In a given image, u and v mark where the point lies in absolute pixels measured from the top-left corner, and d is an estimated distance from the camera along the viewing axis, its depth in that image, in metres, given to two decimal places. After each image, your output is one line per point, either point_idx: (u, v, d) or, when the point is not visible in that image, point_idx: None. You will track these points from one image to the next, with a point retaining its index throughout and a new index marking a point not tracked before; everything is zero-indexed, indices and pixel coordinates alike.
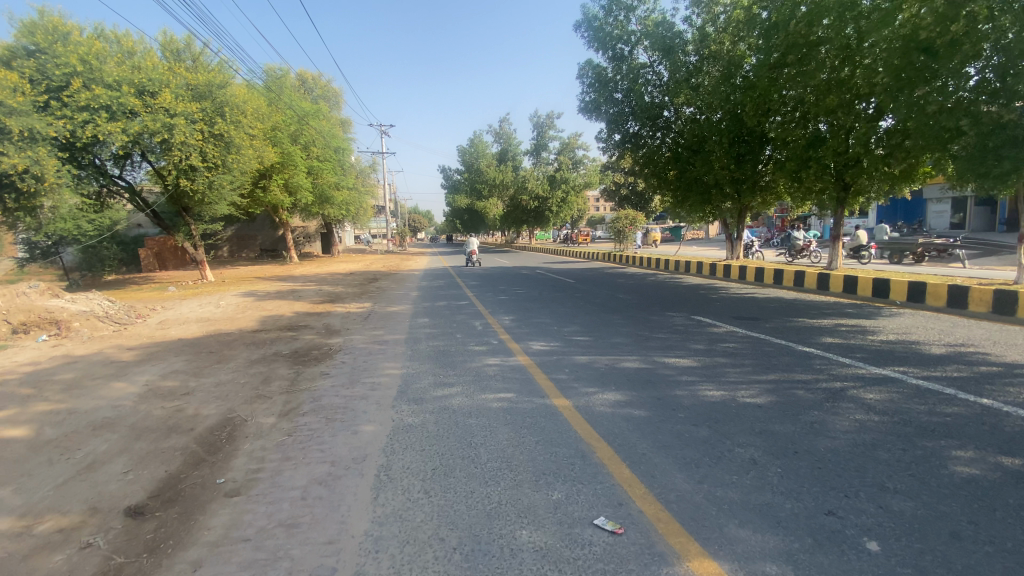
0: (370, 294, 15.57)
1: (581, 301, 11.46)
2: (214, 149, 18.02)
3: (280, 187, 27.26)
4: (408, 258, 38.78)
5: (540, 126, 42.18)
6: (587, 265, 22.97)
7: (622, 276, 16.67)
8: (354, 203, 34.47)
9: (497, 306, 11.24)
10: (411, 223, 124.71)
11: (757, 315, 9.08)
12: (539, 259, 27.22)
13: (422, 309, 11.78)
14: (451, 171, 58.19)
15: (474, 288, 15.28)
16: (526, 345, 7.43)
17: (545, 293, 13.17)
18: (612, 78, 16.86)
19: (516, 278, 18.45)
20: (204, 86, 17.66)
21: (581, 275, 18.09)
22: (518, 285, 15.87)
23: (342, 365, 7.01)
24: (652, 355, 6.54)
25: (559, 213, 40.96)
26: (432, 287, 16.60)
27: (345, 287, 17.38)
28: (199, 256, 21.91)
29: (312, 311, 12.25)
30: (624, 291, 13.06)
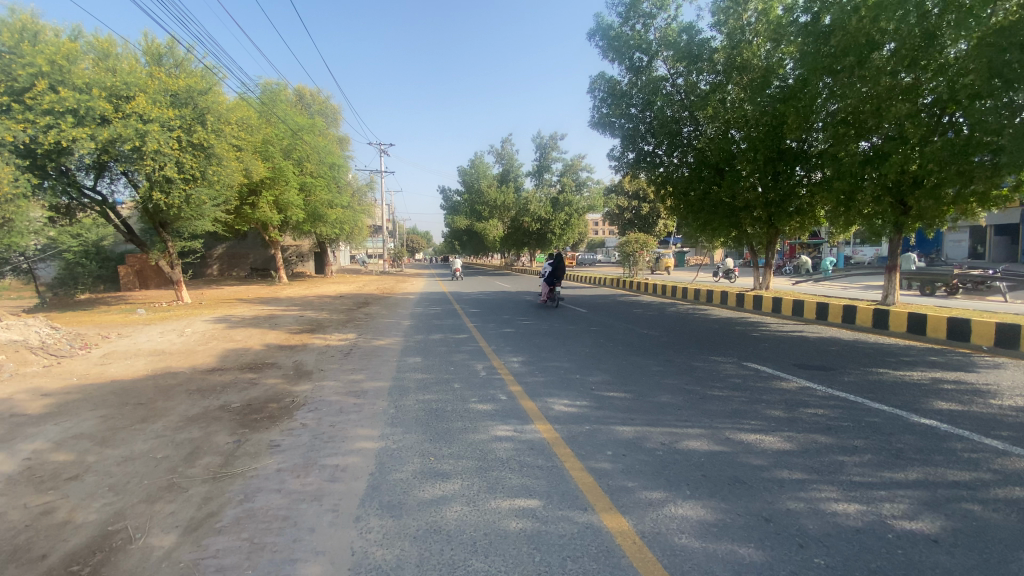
0: (357, 322, 13.83)
1: (600, 337, 9.75)
2: (193, 160, 16.36)
3: (268, 204, 25.68)
4: (404, 280, 37.14)
5: (543, 147, 40.92)
6: (595, 292, 21.26)
7: (639, 306, 14.97)
8: (349, 222, 32.89)
9: (503, 342, 9.51)
10: (410, 243, 123.15)
11: (824, 363, 7.38)
12: (543, 284, 25.53)
13: (413, 342, 10.03)
14: (451, 192, 56.97)
15: (473, 317, 13.52)
16: (544, 405, 5.69)
17: (556, 325, 11.44)
18: (628, 91, 15.46)
19: (520, 305, 16.73)
20: (184, 92, 16.12)
21: (592, 303, 16.39)
22: (523, 313, 14.15)
23: (302, 432, 5.26)
24: (721, 428, 4.82)
25: (561, 236, 39.46)
26: (427, 314, 14.85)
27: (330, 312, 15.62)
28: (176, 275, 19.96)
29: (286, 344, 10.48)
30: (647, 325, 11.36)
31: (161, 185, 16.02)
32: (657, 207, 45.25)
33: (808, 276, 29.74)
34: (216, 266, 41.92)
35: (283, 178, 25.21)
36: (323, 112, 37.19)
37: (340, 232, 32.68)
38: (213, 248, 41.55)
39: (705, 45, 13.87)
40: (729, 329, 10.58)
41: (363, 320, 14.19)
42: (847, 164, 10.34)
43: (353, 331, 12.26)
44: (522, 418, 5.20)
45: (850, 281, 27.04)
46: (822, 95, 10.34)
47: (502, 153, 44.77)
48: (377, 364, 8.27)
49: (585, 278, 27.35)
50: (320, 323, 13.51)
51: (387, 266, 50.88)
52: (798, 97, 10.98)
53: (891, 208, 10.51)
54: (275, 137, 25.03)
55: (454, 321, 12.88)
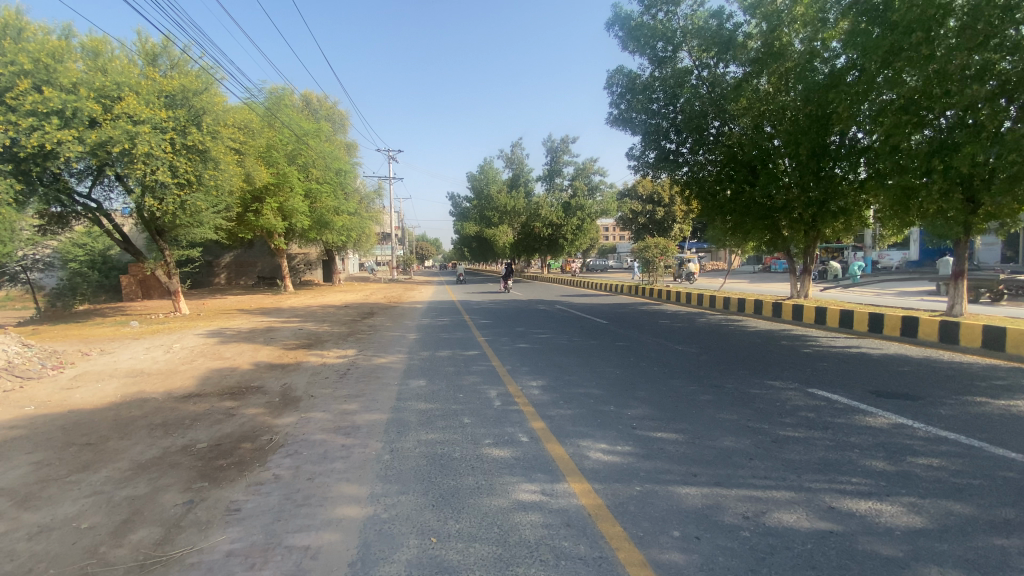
0: (359, 335, 12.78)
1: (630, 355, 8.53)
2: (188, 164, 15.51)
3: (272, 211, 24.84)
4: (413, 288, 36.11)
5: (554, 151, 39.85)
6: (613, 300, 20.02)
7: (664, 316, 13.72)
8: (357, 230, 32.00)
9: (519, 362, 8.35)
10: (420, 250, 122.41)
11: (909, 390, 6.12)
12: (556, 292, 24.34)
13: (418, 361, 8.91)
14: (460, 198, 56.05)
15: (485, 329, 12.38)
16: (577, 450, 4.53)
17: (578, 339, 10.23)
18: (650, 84, 14.37)
19: (535, 315, 15.58)
20: (178, 92, 15.28)
21: (612, 313, 15.15)
22: (538, 325, 12.99)
23: (271, 489, 4.14)
24: (818, 494, 3.63)
25: (574, 242, 38.27)
26: (435, 326, 13.73)
27: (331, 324, 14.59)
28: (173, 286, 18.85)
29: (277, 363, 9.42)
30: (679, 338, 10.14)
31: (154, 190, 15.14)
32: (672, 211, 43.87)
33: (835, 282, 28.18)
34: (224, 274, 41.39)
35: (288, 183, 24.39)
36: (330, 117, 36.52)
37: (347, 239, 31.83)
38: (220, 256, 41.08)
39: (736, 32, 12.81)
40: (774, 345, 9.34)
41: (365, 332, 13.12)
42: (909, 156, 9.09)
43: (355, 345, 11.22)
44: (552, 473, 4.04)
45: (882, 287, 25.46)
46: (877, 79, 9.19)
47: (512, 157, 43.69)
48: (375, 388, 7.17)
49: (601, 285, 26.09)
50: (319, 337, 12.46)
51: (396, 273, 49.99)
52: (848, 84, 9.82)
53: (960, 206, 9.22)
54: (279, 142, 24.25)
55: (464, 334, 11.72)
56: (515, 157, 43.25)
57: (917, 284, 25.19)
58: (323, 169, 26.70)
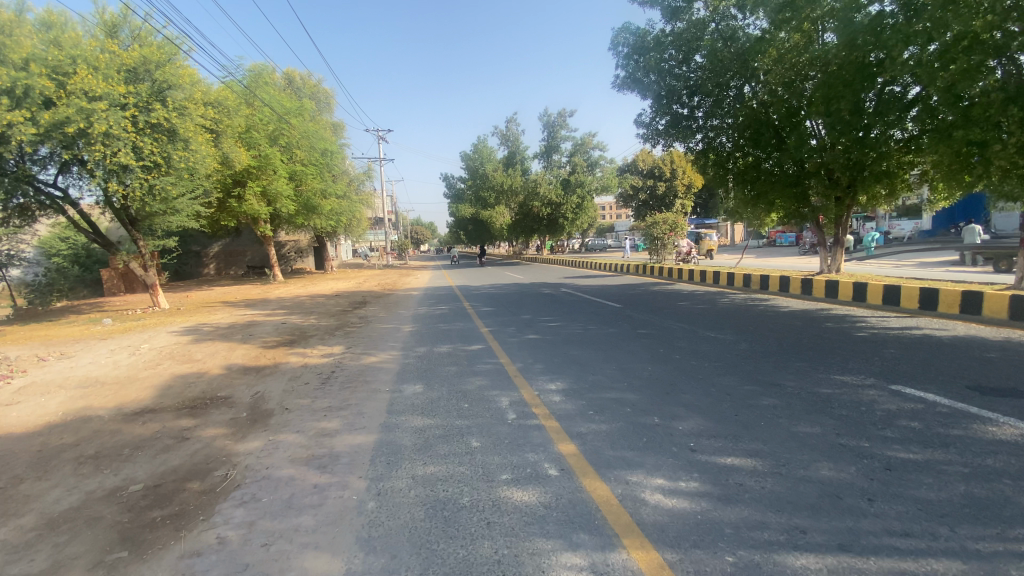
0: (348, 328, 11.55)
1: (659, 347, 7.35)
2: (155, 144, 14.04)
3: (256, 195, 23.36)
4: (408, 273, 34.83)
5: (551, 126, 38.15)
6: (621, 280, 18.80)
7: (682, 296, 12.55)
8: (348, 213, 30.55)
9: (531, 358, 7.16)
10: (414, 234, 120.53)
11: (1015, 386, 5.02)
12: (559, 273, 23.11)
13: (414, 359, 7.73)
14: (454, 179, 54.32)
15: (487, 318, 11.17)
16: (628, 488, 3.37)
17: (594, 328, 9.03)
18: (664, 40, 12.96)
19: (540, 299, 14.37)
20: (140, 64, 13.69)
21: (624, 295, 13.95)
22: (545, 310, 11.77)
23: (209, 565, 2.97)
24: (1000, 568, 2.48)
25: (574, 221, 36.99)
26: (432, 315, 12.52)
27: (318, 316, 13.36)
28: (150, 279, 17.24)
29: (252, 365, 8.21)
30: (708, 323, 8.97)
31: (117, 174, 13.70)
32: (674, 186, 42.49)
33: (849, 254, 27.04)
34: (213, 265, 40.03)
35: (270, 166, 22.89)
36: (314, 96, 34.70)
37: (337, 224, 30.43)
38: (208, 246, 39.68)
39: None
40: (820, 328, 8.18)
41: (355, 324, 11.90)
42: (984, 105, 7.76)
43: (343, 339, 10.02)
44: (601, 534, 2.88)
45: (899, 259, 24.34)
46: (944, 15, 7.82)
47: (507, 134, 41.94)
48: (361, 397, 5.98)
49: (606, 265, 24.86)
50: (304, 332, 11.24)
51: (391, 258, 48.65)
52: (903, 26, 8.48)
53: None
54: (259, 122, 22.66)
55: (463, 324, 10.52)
56: (510, 133, 41.50)
57: (936, 255, 24.06)
58: (308, 150, 25.16)
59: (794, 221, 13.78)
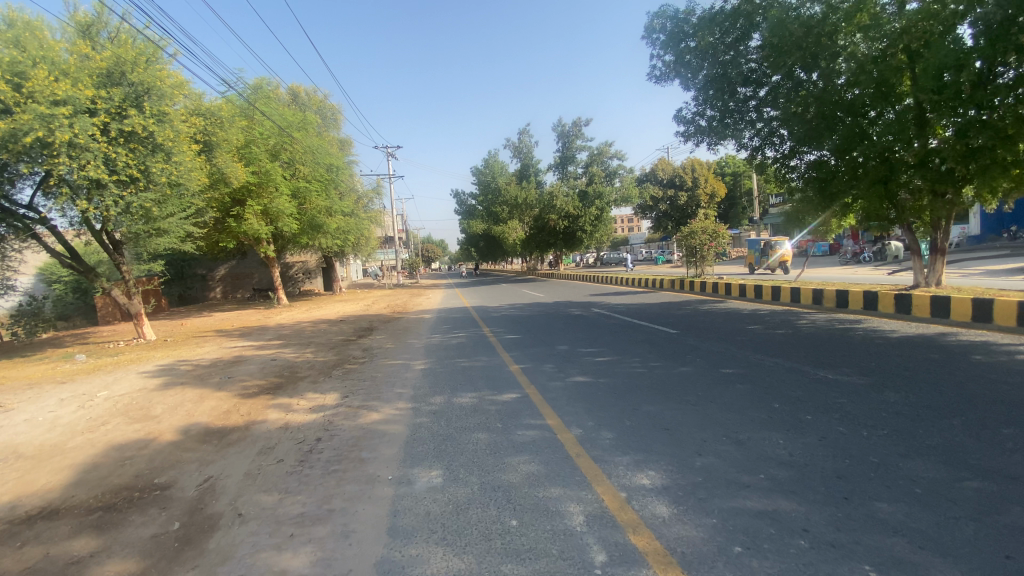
0: (347, 362, 9.61)
1: (768, 400, 5.29)
2: (130, 155, 12.42)
3: (256, 214, 21.71)
4: (419, 293, 33.02)
5: (566, 136, 35.90)
6: (657, 297, 16.69)
7: (748, 319, 10.42)
8: (356, 232, 28.83)
9: (592, 415, 5.14)
10: (424, 251, 118.99)
11: None
12: (583, 290, 21.05)
13: (428, 414, 5.75)
14: (465, 195, 52.74)
15: (515, 349, 9.15)
16: None
17: (659, 365, 6.98)
18: (711, 21, 11.17)
19: (572, 322, 12.32)
20: (113, 66, 12.15)
21: (671, 317, 11.86)
22: (585, 338, 9.75)
23: None
24: None
25: (593, 233, 35.01)
26: (449, 344, 10.54)
27: (315, 348, 11.45)
28: (134, 307, 15.50)
29: (217, 425, 6.28)
30: (809, 358, 6.89)
31: (88, 190, 12.08)
32: (696, 196, 40.42)
33: (899, 263, 24.67)
34: (218, 288, 38.74)
35: (271, 182, 21.28)
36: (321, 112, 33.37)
37: (345, 243, 28.70)
38: (214, 269, 38.44)
39: None
40: (974, 367, 6.07)
41: (357, 358, 9.95)
42: None
43: (340, 381, 8.07)
44: None
45: (959, 267, 21.95)
46: None
47: (519, 145, 39.83)
48: (352, 493, 4.00)
49: (633, 279, 22.75)
50: (294, 369, 9.30)
51: (401, 277, 46.95)
52: None
53: None
54: (259, 136, 21.17)
55: (488, 357, 8.53)
56: (523, 146, 39.43)
57: (1002, 262, 21.61)
58: (312, 166, 23.53)
59: (879, 224, 11.53)
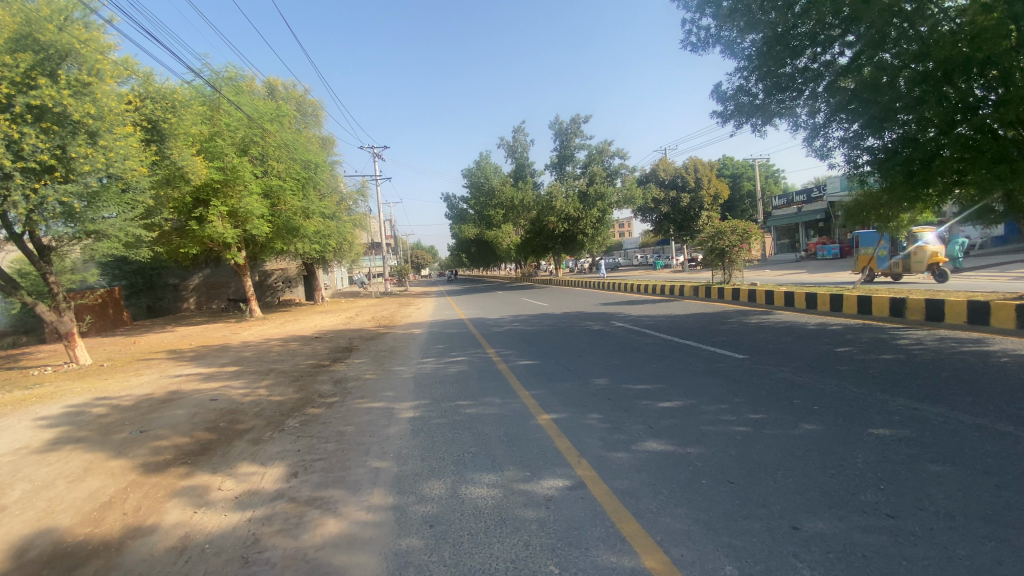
0: (310, 402, 7.19)
1: (1020, 510, 3.03)
2: (44, 138, 10.01)
3: (222, 216, 19.13)
4: (407, 302, 30.47)
5: (563, 134, 33.47)
6: (684, 305, 14.37)
7: (829, 340, 8.17)
8: (338, 236, 26.18)
9: (720, 545, 2.87)
10: (412, 258, 115.35)
11: None
12: (593, 299, 18.67)
13: (423, 525, 3.42)
14: (456, 198, 50.23)
15: (537, 384, 6.77)
16: None
17: (766, 421, 4.70)
18: None
19: (596, 339, 9.95)
20: (19, 25, 9.78)
21: (720, 335, 9.56)
22: (625, 366, 7.41)
23: None
24: None
25: (595, 236, 32.70)
26: (446, 374, 8.14)
27: (273, 380, 8.96)
28: (64, 325, 12.81)
29: (77, 540, 3.86)
30: (988, 410, 4.65)
31: None
32: (699, 197, 38.40)
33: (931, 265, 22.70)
34: (193, 298, 35.98)
35: (239, 180, 18.76)
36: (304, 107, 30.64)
37: (325, 249, 26.03)
38: (188, 278, 35.74)
39: None
40: None
41: (324, 395, 7.53)
42: None
43: (294, 439, 5.66)
44: None
45: (1001, 269, 20.02)
46: None
47: (513, 144, 37.27)
48: None
49: (646, 286, 20.40)
50: (237, 415, 6.85)
51: (389, 284, 44.25)
52: None
53: None
54: (225, 127, 18.69)
55: (502, 399, 6.16)
56: (517, 145, 36.86)
57: None
58: (288, 162, 20.92)
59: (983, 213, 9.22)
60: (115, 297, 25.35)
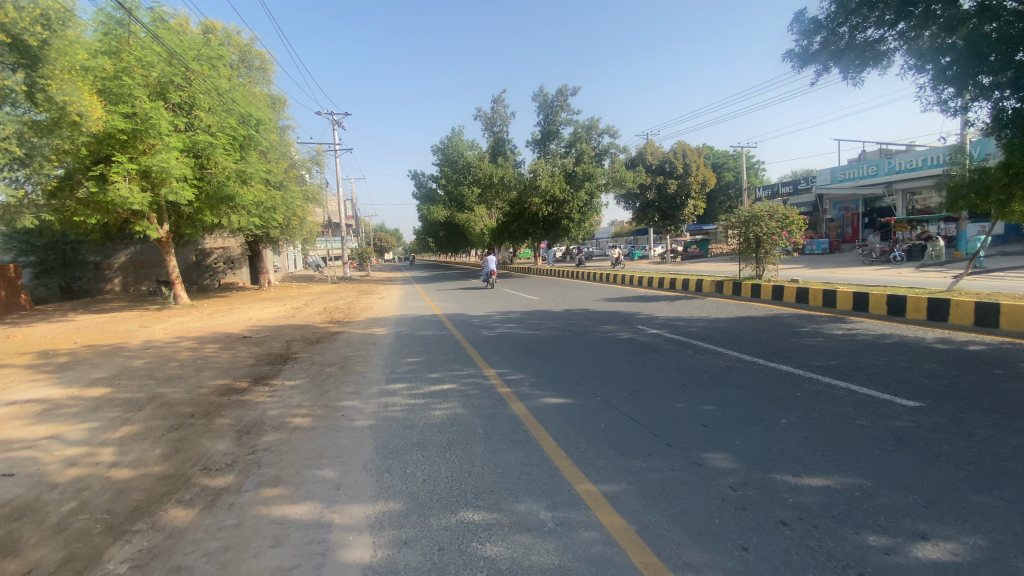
0: (176, 493, 3.85)
1: None
2: None
3: (133, 176, 15.02)
4: (369, 289, 26.76)
5: (549, 106, 30.12)
6: (718, 305, 11.54)
7: (1011, 375, 5.46)
8: (285, 210, 22.14)
9: None
10: (374, 242, 110.42)
11: None
12: (594, 294, 15.69)
13: None
14: (426, 177, 46.21)
15: (606, 465, 3.69)
16: None
17: None
18: None
19: (643, 358, 6.91)
20: None
21: (818, 354, 6.71)
22: (733, 422, 4.43)
23: None
24: None
25: (581, 222, 29.85)
26: (427, 422, 4.94)
27: (140, 422, 5.49)
28: None
29: None
30: None
31: None
32: (687, 184, 36.07)
33: (946, 265, 20.95)
34: (118, 279, 30.91)
35: (153, 131, 14.69)
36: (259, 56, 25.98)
37: (269, 224, 21.91)
38: (112, 255, 30.71)
39: None
40: None
41: (210, 470, 4.20)
42: None
43: None
44: None
45: None
46: None
47: (491, 117, 33.62)
48: None
49: (648, 278, 17.51)
50: (18, 529, 3.46)
51: (348, 268, 39.98)
52: None
53: None
54: (138, 62, 14.62)
55: (556, 517, 3.05)
56: (496, 117, 33.26)
57: None
58: (223, 114, 16.80)
59: None
60: (7, 276, 20.55)
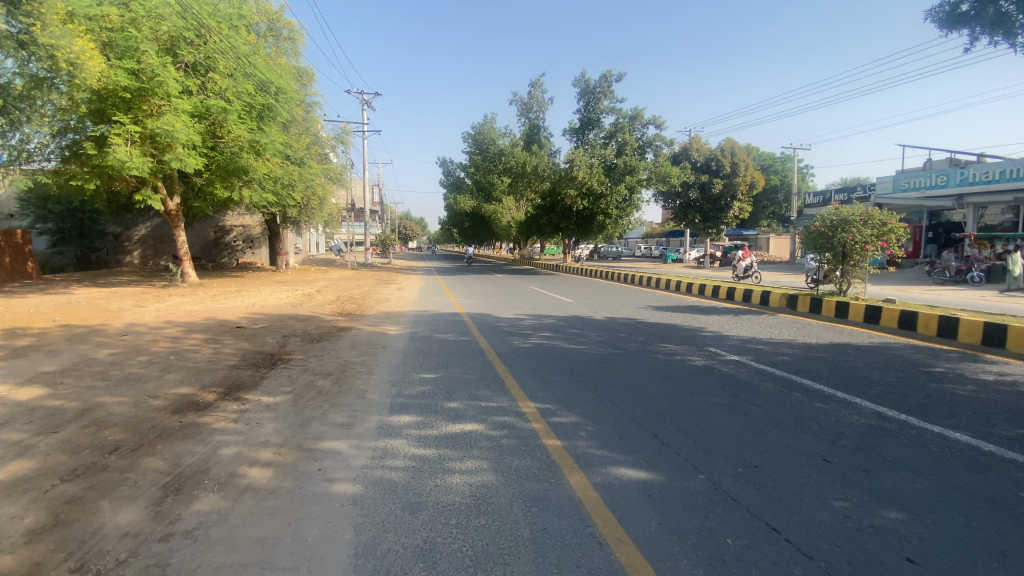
0: None
1: None
2: None
3: (136, 140, 13.72)
4: (388, 278, 25.23)
5: (590, 93, 28.09)
6: (800, 325, 9.49)
7: None
8: (303, 188, 20.70)
9: None
10: (398, 230, 109.67)
11: None
12: (639, 300, 13.72)
13: None
14: (454, 164, 44.59)
15: None
16: None
17: None
18: None
19: (738, 400, 5.04)
20: None
21: (994, 417, 4.73)
22: (965, 563, 2.59)
23: None
24: None
25: (618, 219, 28.25)
26: (442, 499, 3.20)
27: (40, 456, 3.92)
28: None
29: None
30: None
31: None
32: (734, 185, 33.67)
33: None
34: (137, 252, 30.17)
35: (159, 92, 13.31)
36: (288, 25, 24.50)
37: (286, 202, 20.52)
38: (132, 227, 29.99)
39: None
40: None
41: None
42: None
43: None
44: None
45: None
46: None
47: (528, 102, 31.64)
48: None
49: (699, 286, 15.49)
50: None
51: (369, 254, 38.69)
52: None
53: None
54: (146, 13, 13.22)
55: None
56: (533, 103, 31.33)
57: None
58: (240, 79, 15.31)
59: None
60: (15, 242, 19.67)
